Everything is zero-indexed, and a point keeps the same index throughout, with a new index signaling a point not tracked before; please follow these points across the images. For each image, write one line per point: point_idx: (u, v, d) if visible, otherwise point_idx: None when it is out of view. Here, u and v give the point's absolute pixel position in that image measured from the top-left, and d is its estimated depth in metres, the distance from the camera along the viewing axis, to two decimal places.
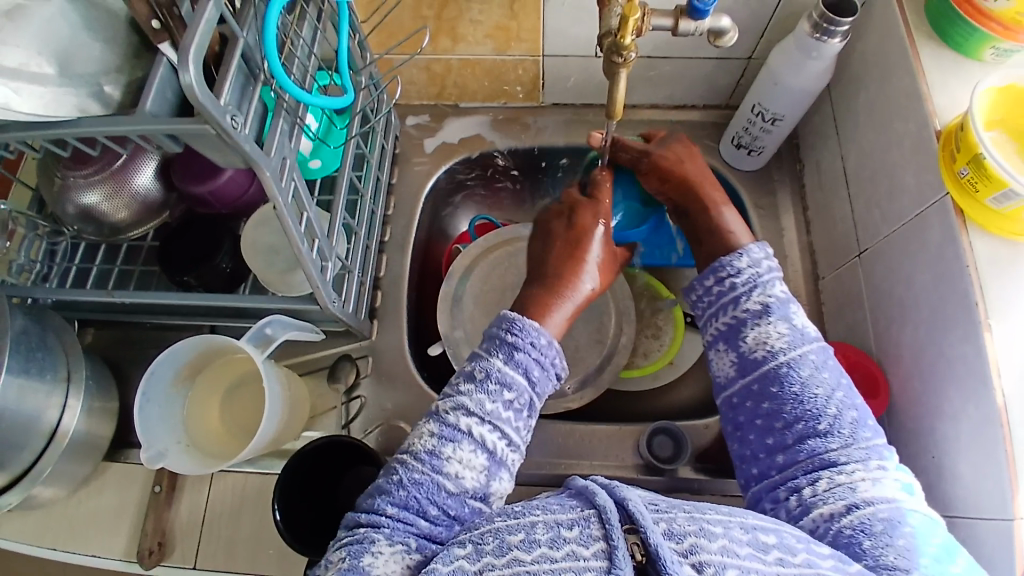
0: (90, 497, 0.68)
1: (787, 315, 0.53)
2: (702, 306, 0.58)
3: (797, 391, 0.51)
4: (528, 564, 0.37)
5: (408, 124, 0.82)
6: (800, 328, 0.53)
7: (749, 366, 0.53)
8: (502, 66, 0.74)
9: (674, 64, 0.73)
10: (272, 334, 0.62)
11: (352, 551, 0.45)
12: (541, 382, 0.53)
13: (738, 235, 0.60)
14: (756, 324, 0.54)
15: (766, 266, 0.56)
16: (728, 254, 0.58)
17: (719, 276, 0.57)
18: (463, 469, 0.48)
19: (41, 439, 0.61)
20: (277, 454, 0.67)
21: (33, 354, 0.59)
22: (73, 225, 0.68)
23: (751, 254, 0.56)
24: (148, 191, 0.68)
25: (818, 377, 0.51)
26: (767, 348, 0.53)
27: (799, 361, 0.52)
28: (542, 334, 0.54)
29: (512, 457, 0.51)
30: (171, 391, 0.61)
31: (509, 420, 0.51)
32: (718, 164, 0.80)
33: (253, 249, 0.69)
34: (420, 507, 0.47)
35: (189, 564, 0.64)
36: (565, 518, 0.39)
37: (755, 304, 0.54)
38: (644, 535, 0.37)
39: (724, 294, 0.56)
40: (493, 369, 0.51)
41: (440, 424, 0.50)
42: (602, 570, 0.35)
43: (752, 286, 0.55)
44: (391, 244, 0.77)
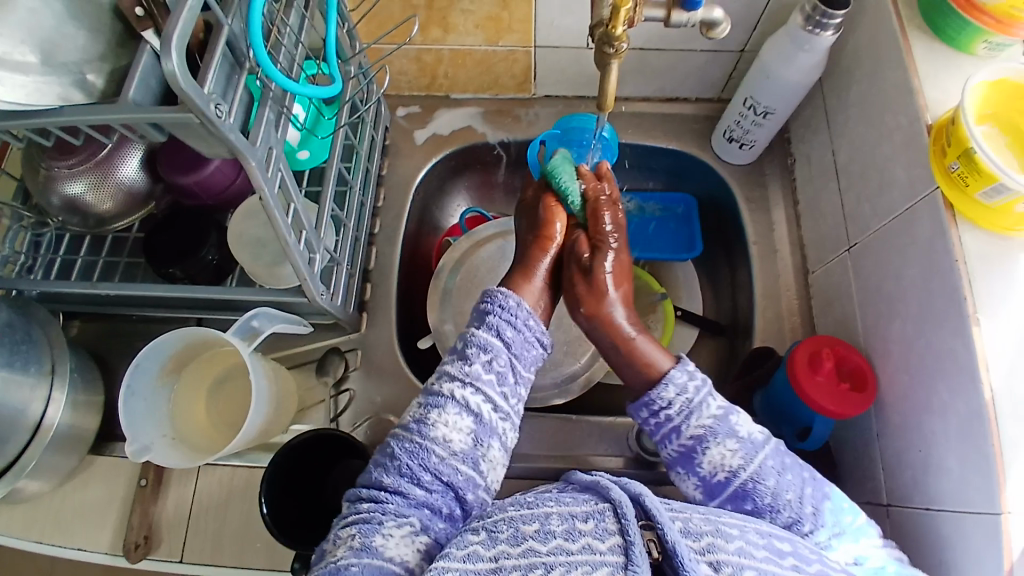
0: (75, 490, 0.67)
1: (732, 431, 0.49)
2: (648, 431, 0.51)
3: (771, 503, 0.47)
4: (544, 555, 0.37)
5: (398, 115, 0.81)
6: (748, 437, 0.49)
7: (716, 490, 0.49)
8: (493, 57, 0.73)
9: (666, 56, 0.73)
10: (258, 327, 0.61)
11: (362, 529, 0.45)
12: (517, 343, 0.52)
13: (656, 360, 0.53)
14: (704, 448, 0.49)
15: (693, 390, 0.50)
16: (653, 383, 0.52)
17: (651, 408, 0.51)
18: (450, 432, 0.48)
19: (25, 433, 0.61)
20: (265, 448, 0.66)
21: (17, 348, 0.59)
22: (58, 216, 0.67)
23: (675, 382, 0.50)
24: (134, 182, 0.67)
25: (785, 481, 0.48)
26: (726, 472, 0.48)
27: (762, 472, 0.48)
28: (510, 297, 0.53)
29: (502, 424, 0.51)
30: (156, 385, 0.61)
31: (491, 383, 0.50)
32: (710, 158, 0.79)
33: (240, 241, 0.68)
34: (414, 474, 0.47)
35: (176, 557, 0.63)
36: (580, 510, 0.39)
37: (697, 429, 0.49)
38: (660, 531, 0.37)
39: (663, 423, 0.50)
40: (469, 336, 0.52)
41: (427, 394, 0.51)
42: (619, 565, 0.36)
43: (686, 415, 0.49)
44: (381, 236, 0.77)
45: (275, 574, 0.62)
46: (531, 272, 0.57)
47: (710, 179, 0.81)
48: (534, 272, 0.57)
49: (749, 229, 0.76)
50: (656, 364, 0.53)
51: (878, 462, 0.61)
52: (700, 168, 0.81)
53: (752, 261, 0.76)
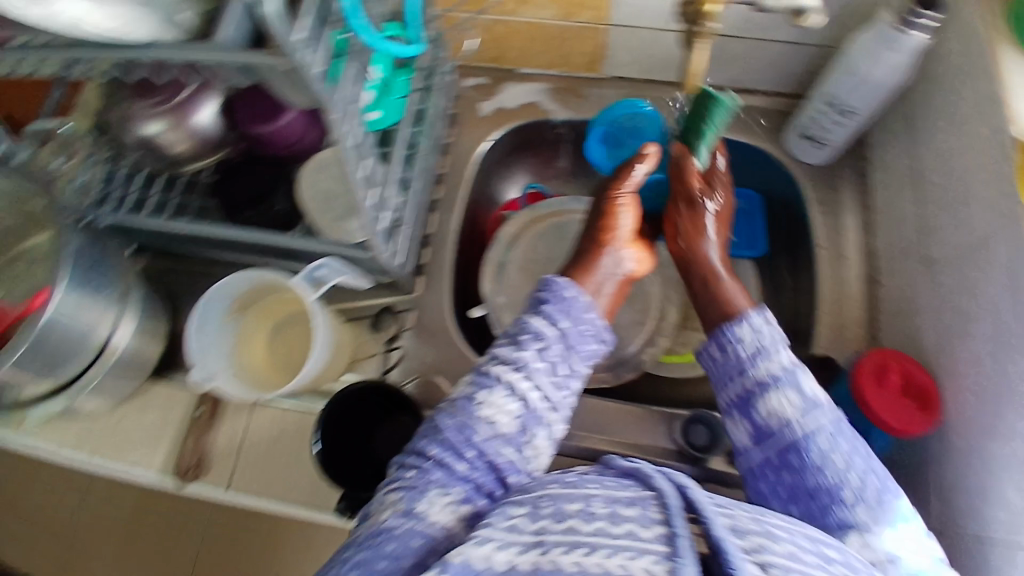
0: (129, 414, 0.70)
1: (796, 385, 0.52)
2: (715, 370, 0.57)
3: (817, 464, 0.50)
4: (585, 535, 0.35)
5: (467, 84, 0.82)
6: (811, 395, 0.52)
7: (765, 438, 0.52)
8: (565, 33, 0.73)
9: (746, 44, 0.72)
10: (324, 276, 0.62)
11: (406, 496, 0.45)
12: (572, 333, 0.54)
13: (736, 302, 0.60)
14: (765, 393, 0.53)
15: (768, 335, 0.55)
16: (730, 322, 0.58)
17: (721, 345, 0.57)
18: (497, 414, 0.49)
19: (91, 353, 0.63)
20: (317, 394, 0.68)
21: (91, 271, 0.61)
22: (132, 154, 0.68)
23: (753, 323, 0.56)
24: (207, 128, 0.68)
25: (836, 446, 0.50)
26: (780, 420, 0.52)
27: (816, 432, 0.51)
28: (569, 288, 0.56)
29: (550, 414, 0.51)
30: (223, 321, 0.63)
31: (542, 371, 0.51)
32: (781, 155, 0.78)
33: (309, 192, 0.69)
34: (458, 449, 0.47)
35: (224, 484, 0.65)
36: (624, 496, 0.37)
37: (763, 375, 0.54)
38: (706, 525, 0.35)
39: (731, 362, 0.56)
40: (524, 322, 0.54)
41: (477, 375, 0.52)
42: (663, 554, 0.33)
43: (757, 356, 0.54)
44: (442, 203, 0.77)
45: (319, 512, 0.64)
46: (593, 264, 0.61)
47: (780, 177, 0.79)
48: (593, 269, 0.60)
49: (817, 231, 0.75)
50: (734, 304, 0.60)
51: (931, 479, 0.60)
52: (771, 165, 0.79)
53: (817, 264, 0.74)
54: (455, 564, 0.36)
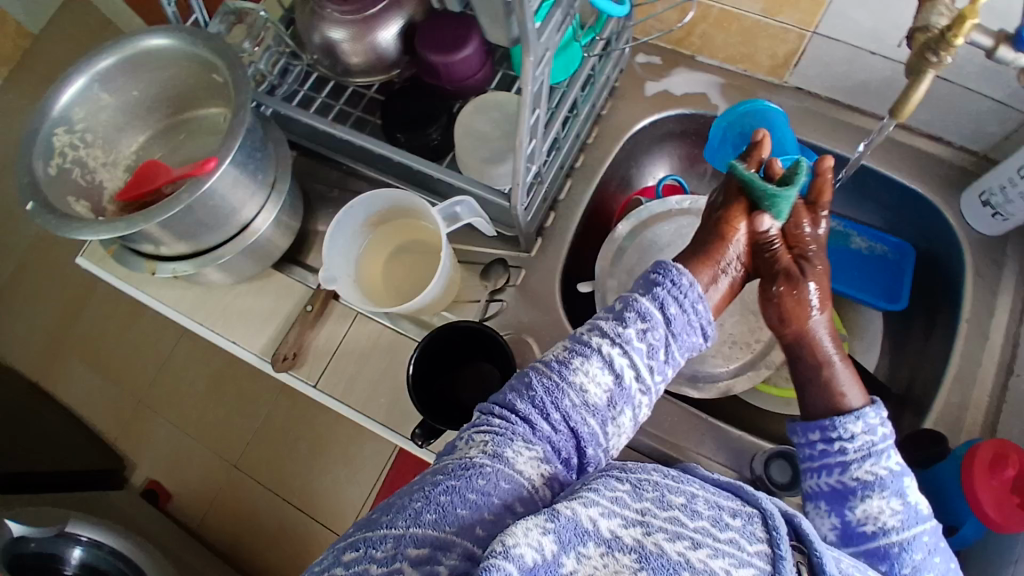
0: (249, 292, 0.75)
1: (900, 493, 0.50)
2: (811, 457, 0.54)
3: (907, 574, 0.48)
4: (690, 530, 0.37)
5: (637, 60, 0.80)
6: (914, 506, 0.50)
7: (854, 538, 0.51)
8: (760, 29, 0.69)
9: (951, 87, 0.66)
10: (460, 214, 0.64)
11: (495, 439, 0.45)
12: (677, 320, 0.52)
13: (848, 395, 0.55)
14: (865, 494, 0.50)
15: (880, 436, 0.52)
16: (841, 411, 0.54)
17: (827, 435, 0.53)
18: (589, 383, 0.48)
19: (234, 229, 0.68)
20: (416, 322, 0.71)
21: (253, 153, 0.65)
22: (314, 54, 0.72)
23: (866, 419, 0.52)
24: (387, 47, 0.70)
25: (930, 562, 0.49)
26: (876, 526, 0.50)
27: (912, 543, 0.49)
28: (685, 276, 0.53)
29: (639, 397, 0.50)
30: (358, 229, 0.67)
31: (640, 353, 0.49)
32: (950, 214, 0.72)
33: (464, 131, 0.70)
34: (544, 408, 0.47)
35: (312, 381, 0.70)
36: (727, 505, 0.40)
37: (868, 478, 0.51)
38: (814, 558, 0.38)
39: (831, 455, 0.53)
40: (631, 299, 0.52)
41: (574, 340, 0.50)
42: (766, 571, 0.36)
43: (864, 457, 0.51)
44: (579, 172, 0.77)
45: (391, 431, 0.67)
46: (713, 257, 0.58)
47: (940, 237, 0.73)
48: (713, 261, 0.58)
49: (965, 304, 0.69)
50: (844, 399, 0.55)
51: None
52: (936, 222, 0.73)
53: (954, 338, 0.69)
54: (565, 516, 0.36)
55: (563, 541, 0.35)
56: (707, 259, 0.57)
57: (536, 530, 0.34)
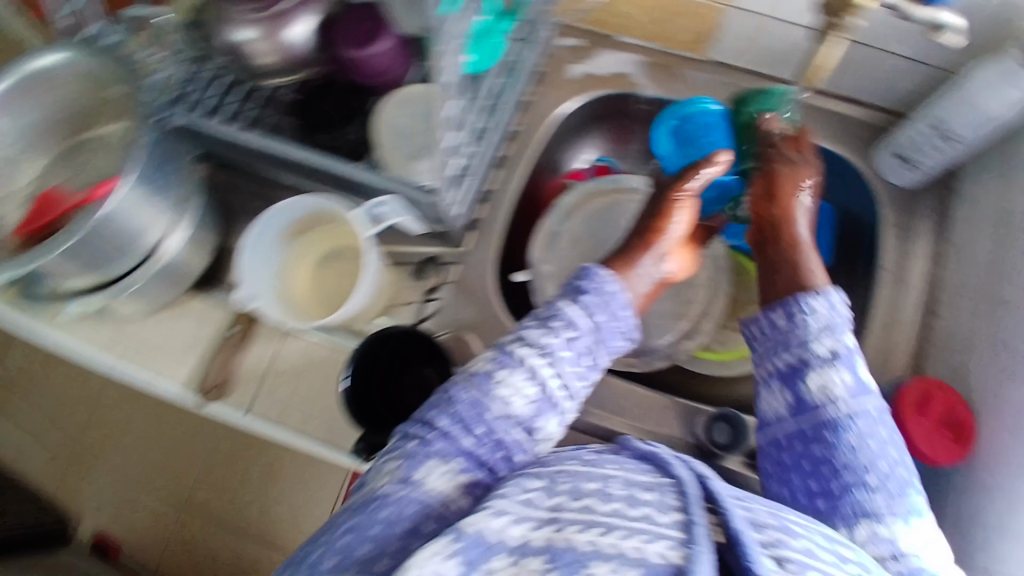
0: (170, 319, 0.71)
1: (852, 365, 0.52)
2: (768, 337, 0.57)
3: (851, 443, 0.51)
4: (603, 515, 0.38)
5: (560, 43, 0.77)
6: (864, 380, 0.53)
7: (805, 409, 0.53)
8: (679, 7, 0.68)
9: (865, 51, 0.68)
10: (385, 214, 0.62)
11: (405, 463, 0.45)
12: (604, 328, 0.54)
13: (814, 273, 0.58)
14: (819, 367, 0.53)
15: (839, 313, 0.54)
16: (804, 292, 0.57)
17: (789, 312, 0.56)
18: (513, 395, 0.49)
19: (140, 254, 0.64)
20: (350, 331, 0.70)
21: (159, 171, 0.60)
22: (220, 57, 0.65)
23: (828, 298, 0.55)
24: (299, 44, 0.65)
25: (874, 433, 0.51)
26: (826, 396, 0.52)
27: (858, 414, 0.51)
28: (610, 280, 0.56)
29: (564, 402, 0.51)
30: (277, 240, 0.62)
31: (565, 360, 0.51)
32: (867, 171, 0.74)
33: (385, 129, 0.67)
34: (467, 423, 0.47)
35: (242, 410, 0.67)
36: (644, 483, 0.42)
37: (824, 349, 0.53)
38: (725, 517, 0.39)
39: (791, 331, 0.55)
40: (555, 308, 0.54)
41: (498, 352, 0.51)
42: (679, 540, 0.37)
43: (823, 331, 0.54)
44: (509, 161, 0.75)
45: (331, 449, 0.66)
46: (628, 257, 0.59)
47: (858, 194, 0.76)
48: (632, 262, 0.59)
49: (885, 257, 0.71)
50: (812, 277, 0.58)
51: (946, 521, 0.59)
52: (851, 179, 0.76)
53: (876, 287, 0.71)
54: (470, 535, 0.38)
55: (469, 561, 0.37)
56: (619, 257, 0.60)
57: (437, 557, 0.37)
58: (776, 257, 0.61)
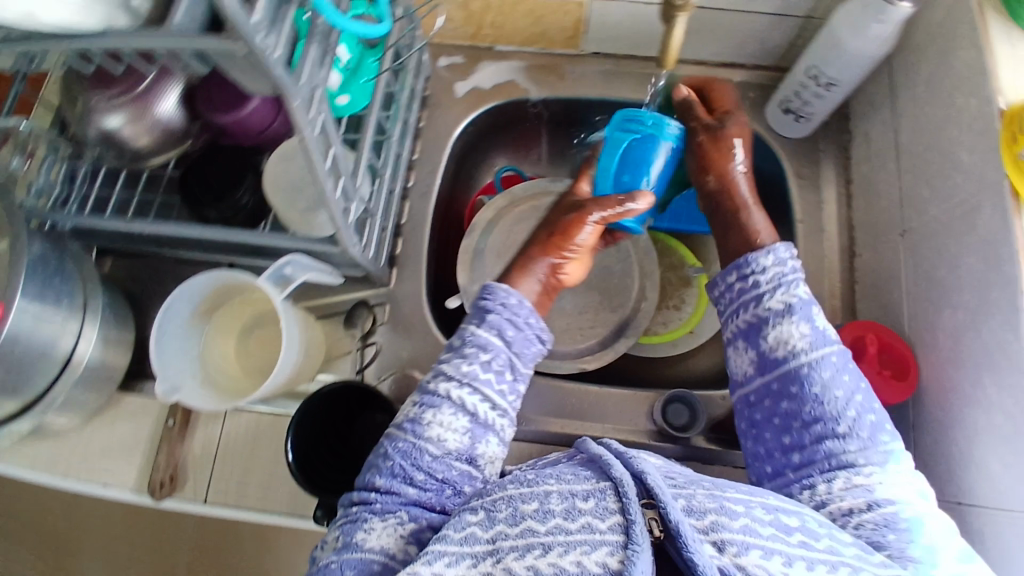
0: (101, 427, 0.68)
1: (809, 316, 0.53)
2: (726, 299, 0.57)
3: (817, 393, 0.51)
4: (542, 535, 0.38)
5: (439, 64, 0.78)
6: (823, 329, 0.53)
7: (769, 365, 0.53)
8: (544, 7, 0.69)
9: (727, 17, 0.68)
10: (291, 274, 0.61)
11: (345, 530, 0.47)
12: (516, 341, 0.54)
13: (760, 233, 0.59)
14: (777, 322, 0.53)
15: (790, 267, 0.55)
16: (753, 251, 0.57)
17: (742, 273, 0.56)
18: (445, 432, 0.50)
19: (56, 366, 0.60)
20: (292, 396, 0.67)
21: (50, 280, 0.58)
22: (95, 149, 0.64)
23: (776, 253, 0.55)
24: (172, 119, 0.63)
25: (839, 379, 0.51)
26: (787, 348, 0.53)
27: (821, 362, 0.51)
28: (512, 294, 0.56)
29: (500, 421, 0.52)
30: (189, 325, 0.61)
31: (488, 382, 0.52)
32: (762, 129, 0.75)
33: (274, 186, 0.66)
34: (406, 474, 0.49)
35: (200, 497, 0.65)
36: (580, 490, 0.41)
37: (778, 303, 0.54)
38: (662, 510, 0.39)
39: (746, 291, 0.56)
40: (467, 334, 0.54)
41: (422, 393, 0.52)
42: (618, 544, 0.37)
43: (776, 287, 0.54)
44: (415, 190, 0.75)
45: (298, 519, 0.64)
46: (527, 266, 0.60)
47: (761, 152, 0.77)
48: (528, 270, 0.60)
49: (796, 206, 0.73)
50: (758, 238, 0.59)
51: (909, 451, 0.59)
52: (752, 139, 0.77)
53: (796, 240, 0.73)
54: None
55: None
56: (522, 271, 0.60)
57: None
58: (723, 222, 0.61)
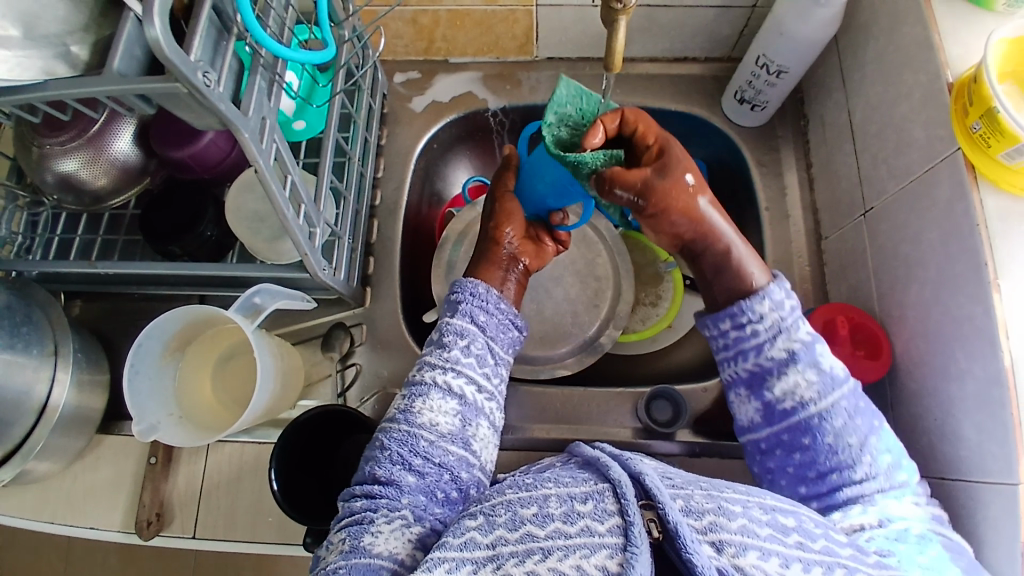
0: (83, 472, 0.67)
1: (814, 362, 0.51)
2: (726, 347, 0.54)
3: (831, 443, 0.50)
4: (542, 540, 0.38)
5: (396, 81, 0.78)
6: (830, 372, 0.51)
7: (776, 416, 0.52)
8: (492, 17, 0.70)
9: (674, 13, 0.69)
10: (260, 303, 0.59)
11: (352, 532, 0.46)
12: (489, 325, 0.55)
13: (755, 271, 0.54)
14: (781, 372, 0.52)
15: (788, 310, 0.52)
16: (745, 296, 0.53)
17: (737, 320, 0.53)
18: (436, 416, 0.50)
19: (31, 415, 0.59)
20: (274, 424, 0.67)
21: (18, 329, 0.58)
22: (53, 194, 0.64)
23: (772, 297, 0.52)
24: (128, 157, 0.63)
25: (852, 425, 0.50)
26: (795, 398, 0.51)
27: (831, 411, 0.50)
28: (480, 284, 0.57)
29: (488, 404, 0.53)
30: (161, 364, 0.61)
31: (472, 365, 0.53)
32: (720, 120, 0.77)
33: (238, 216, 0.67)
34: (405, 460, 0.48)
35: (188, 533, 0.64)
36: (579, 492, 0.40)
37: (780, 351, 0.51)
38: (660, 510, 0.38)
39: (745, 338, 0.53)
40: (443, 325, 0.55)
41: (409, 386, 0.52)
42: (618, 546, 0.37)
43: (775, 333, 0.52)
44: (382, 209, 0.75)
45: (289, 547, 0.64)
46: (497, 260, 0.61)
47: (721, 144, 0.78)
48: (496, 264, 0.61)
49: (760, 194, 0.74)
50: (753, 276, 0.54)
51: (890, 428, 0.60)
52: (712, 132, 0.78)
53: (763, 227, 0.74)
54: None
55: None
56: (492, 263, 0.61)
57: None
58: (720, 266, 0.55)
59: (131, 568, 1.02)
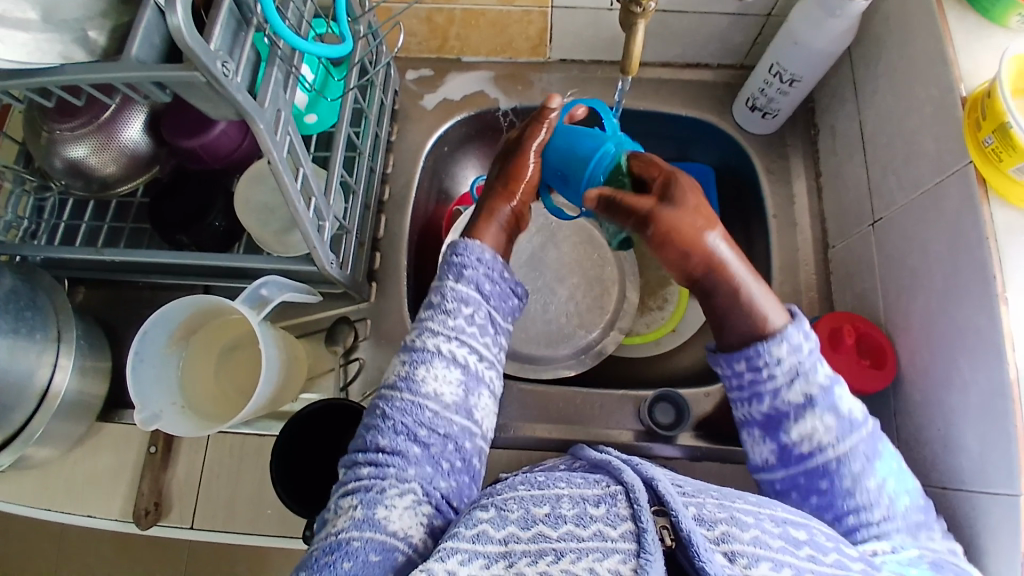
0: (81, 459, 0.67)
1: (833, 405, 0.48)
2: (739, 386, 0.50)
3: (849, 485, 0.47)
4: (554, 541, 0.38)
5: (408, 78, 0.79)
6: (848, 416, 0.48)
7: (792, 459, 0.49)
8: (507, 17, 0.70)
9: (688, 19, 0.69)
10: (267, 295, 0.60)
11: (363, 500, 0.45)
12: (494, 295, 0.54)
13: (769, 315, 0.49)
14: (797, 416, 0.48)
15: (808, 353, 0.48)
16: (759, 335, 0.49)
17: (752, 363, 0.49)
18: (440, 386, 0.49)
19: (32, 400, 0.59)
20: (275, 416, 0.67)
21: (21, 314, 0.57)
22: (61, 179, 0.63)
23: (790, 340, 0.48)
24: (137, 146, 0.63)
25: (870, 467, 0.48)
26: (814, 443, 0.48)
27: (850, 455, 0.48)
28: (487, 250, 0.55)
29: (489, 372, 0.52)
30: (165, 352, 0.60)
31: (476, 335, 0.52)
32: (730, 127, 0.77)
33: (246, 208, 0.67)
34: (410, 431, 0.48)
35: (186, 524, 0.64)
36: (591, 494, 0.40)
37: (797, 395, 0.48)
38: (673, 518, 0.38)
39: (759, 381, 0.49)
40: (446, 290, 0.53)
41: (409, 351, 0.51)
42: (631, 553, 0.37)
43: (792, 379, 0.48)
44: (390, 204, 0.75)
45: (287, 540, 0.63)
46: (496, 213, 0.57)
47: (731, 151, 0.79)
48: (495, 215, 0.57)
49: (768, 201, 0.75)
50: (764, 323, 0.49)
51: (892, 438, 0.60)
52: (722, 138, 0.78)
53: (770, 234, 0.75)
54: None
55: None
56: (488, 217, 0.57)
57: None
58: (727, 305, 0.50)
59: (126, 558, 1.02)
